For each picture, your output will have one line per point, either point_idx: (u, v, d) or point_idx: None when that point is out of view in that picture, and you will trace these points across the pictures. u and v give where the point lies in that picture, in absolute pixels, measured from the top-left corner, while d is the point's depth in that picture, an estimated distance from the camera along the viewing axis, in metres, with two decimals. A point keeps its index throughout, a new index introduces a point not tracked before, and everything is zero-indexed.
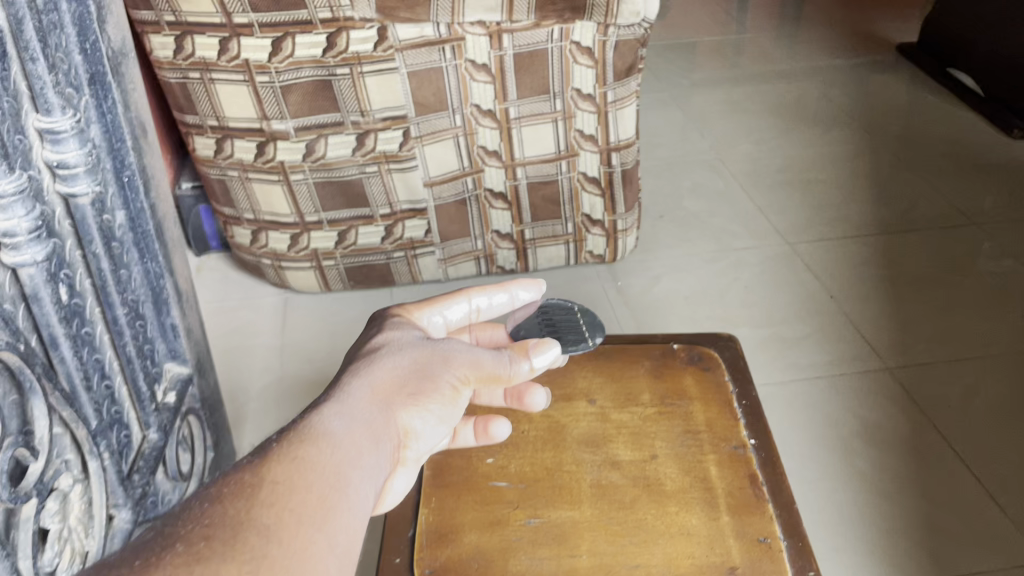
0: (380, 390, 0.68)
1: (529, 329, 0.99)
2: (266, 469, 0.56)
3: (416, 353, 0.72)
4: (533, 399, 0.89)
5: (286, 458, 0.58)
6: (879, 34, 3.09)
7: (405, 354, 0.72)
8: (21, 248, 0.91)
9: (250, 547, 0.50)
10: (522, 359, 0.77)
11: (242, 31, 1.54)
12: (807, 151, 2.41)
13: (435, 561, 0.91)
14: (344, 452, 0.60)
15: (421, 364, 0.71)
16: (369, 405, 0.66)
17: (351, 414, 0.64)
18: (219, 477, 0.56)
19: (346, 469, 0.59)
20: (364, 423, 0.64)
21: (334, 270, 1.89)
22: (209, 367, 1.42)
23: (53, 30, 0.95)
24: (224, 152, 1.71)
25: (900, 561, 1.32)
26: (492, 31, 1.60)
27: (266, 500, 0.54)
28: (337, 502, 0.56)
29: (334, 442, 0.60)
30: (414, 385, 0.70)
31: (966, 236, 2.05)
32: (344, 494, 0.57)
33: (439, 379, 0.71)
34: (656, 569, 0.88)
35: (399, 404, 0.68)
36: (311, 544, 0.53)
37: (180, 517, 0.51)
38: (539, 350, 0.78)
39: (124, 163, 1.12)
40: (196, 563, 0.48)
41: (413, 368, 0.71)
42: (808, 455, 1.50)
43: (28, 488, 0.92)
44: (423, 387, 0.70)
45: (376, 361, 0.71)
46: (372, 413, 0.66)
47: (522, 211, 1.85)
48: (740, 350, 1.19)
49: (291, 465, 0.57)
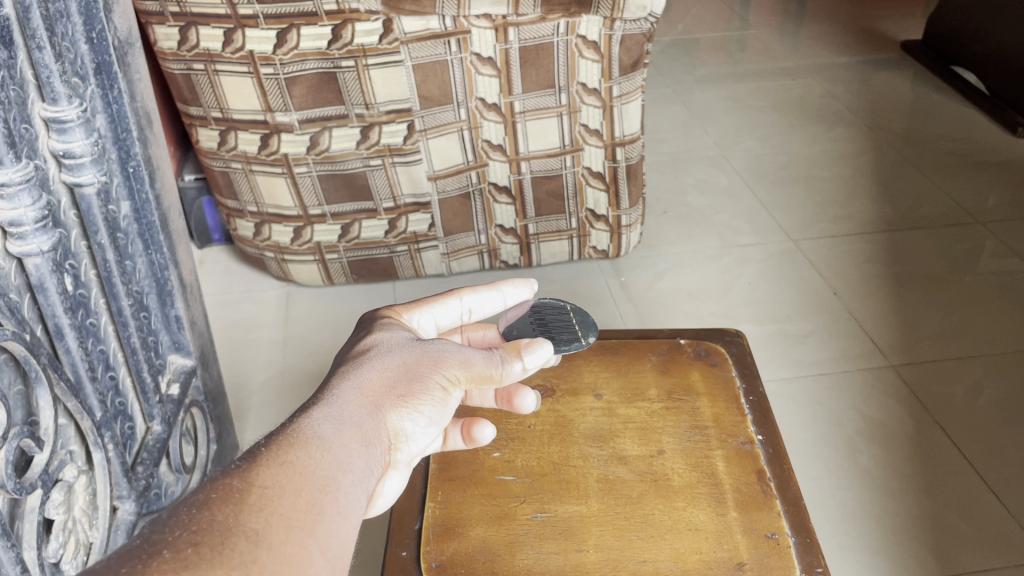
0: (369, 392, 0.66)
1: (522, 328, 0.95)
2: (255, 472, 0.55)
3: (405, 354, 0.71)
4: (523, 400, 0.83)
5: (275, 462, 0.56)
6: (882, 31, 3.09)
7: (394, 356, 0.70)
8: (27, 237, 0.90)
9: (238, 552, 0.49)
10: (514, 358, 0.74)
11: (247, 22, 1.53)
12: (811, 148, 2.41)
13: (442, 554, 0.90)
14: (334, 456, 0.59)
15: (410, 365, 0.70)
16: (358, 408, 0.65)
17: (339, 417, 0.63)
18: (206, 482, 0.54)
19: (336, 473, 0.58)
20: (352, 426, 0.63)
21: (338, 264, 1.89)
22: (213, 359, 1.42)
23: (59, 20, 0.94)
24: (228, 144, 1.70)
25: (904, 558, 1.32)
26: (498, 24, 1.59)
27: (255, 505, 0.52)
28: (328, 506, 0.55)
29: (324, 446, 0.59)
30: (403, 387, 0.68)
31: (970, 233, 2.05)
32: (333, 497, 0.56)
33: (429, 381, 0.69)
34: (664, 564, 0.87)
35: (387, 406, 0.66)
36: (301, 549, 0.51)
37: (166, 524, 0.50)
38: (532, 350, 0.75)
39: (129, 153, 1.11)
40: (185, 571, 0.46)
41: (402, 370, 0.69)
42: (812, 452, 1.50)
43: (33, 479, 0.92)
44: (412, 389, 0.68)
45: (364, 363, 0.69)
46: (360, 417, 0.64)
47: (526, 206, 1.84)
48: (747, 345, 1.18)
49: (281, 469, 0.55)
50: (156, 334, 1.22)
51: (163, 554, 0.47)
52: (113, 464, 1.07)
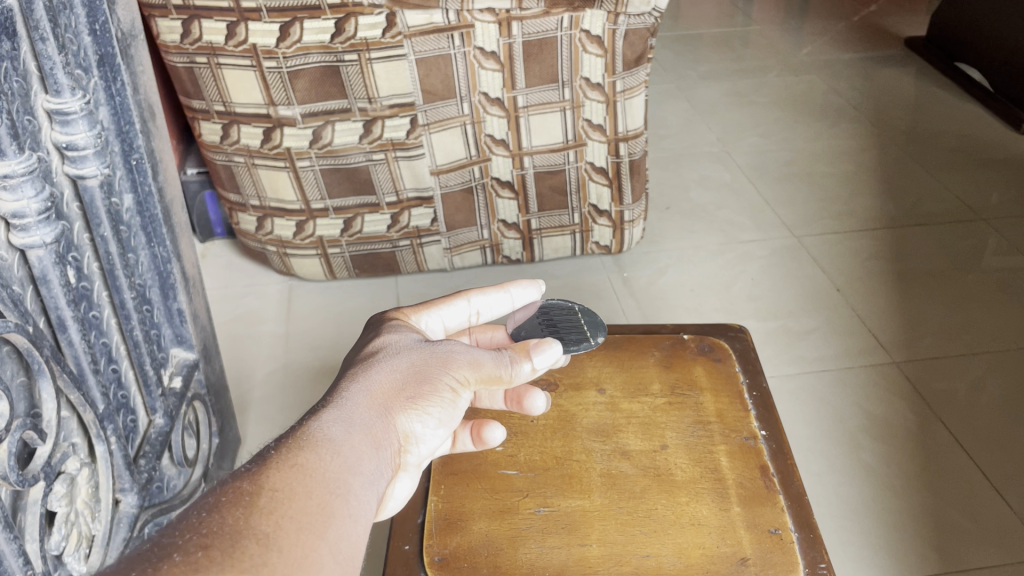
0: (378, 394, 0.66)
1: (529, 330, 0.95)
2: (267, 474, 0.54)
3: (414, 356, 0.70)
4: (532, 402, 0.83)
5: (285, 465, 0.56)
6: (886, 27, 3.08)
7: (404, 357, 0.70)
8: (30, 229, 0.90)
9: (249, 555, 0.48)
10: (523, 358, 0.74)
11: (250, 15, 1.53)
12: (815, 145, 2.40)
13: (445, 548, 0.90)
14: (344, 457, 0.59)
15: (419, 367, 0.69)
16: (367, 410, 0.64)
17: (348, 420, 0.62)
18: (217, 484, 0.54)
19: (347, 475, 0.57)
20: (362, 429, 0.63)
21: (340, 258, 1.88)
22: (214, 353, 1.41)
23: (63, 11, 0.94)
24: (230, 137, 1.70)
25: (906, 554, 1.32)
26: (502, 18, 1.59)
27: (265, 508, 0.52)
28: (339, 508, 0.55)
29: (334, 448, 0.59)
30: (412, 389, 0.68)
31: (974, 231, 2.04)
32: (344, 500, 0.56)
33: (438, 382, 0.69)
34: (667, 559, 0.87)
35: (397, 408, 0.66)
36: (312, 551, 0.51)
37: (176, 527, 0.49)
38: (541, 349, 0.74)
39: (133, 146, 1.11)
40: (194, 571, 0.46)
41: (412, 371, 0.69)
42: (815, 449, 1.50)
43: (36, 471, 0.92)
44: (422, 391, 0.68)
45: (374, 365, 0.69)
46: (370, 419, 0.64)
47: (529, 201, 1.84)
48: (750, 341, 1.18)
49: (291, 471, 0.55)
50: (159, 327, 1.22)
51: (173, 556, 0.46)
52: (116, 457, 1.07)
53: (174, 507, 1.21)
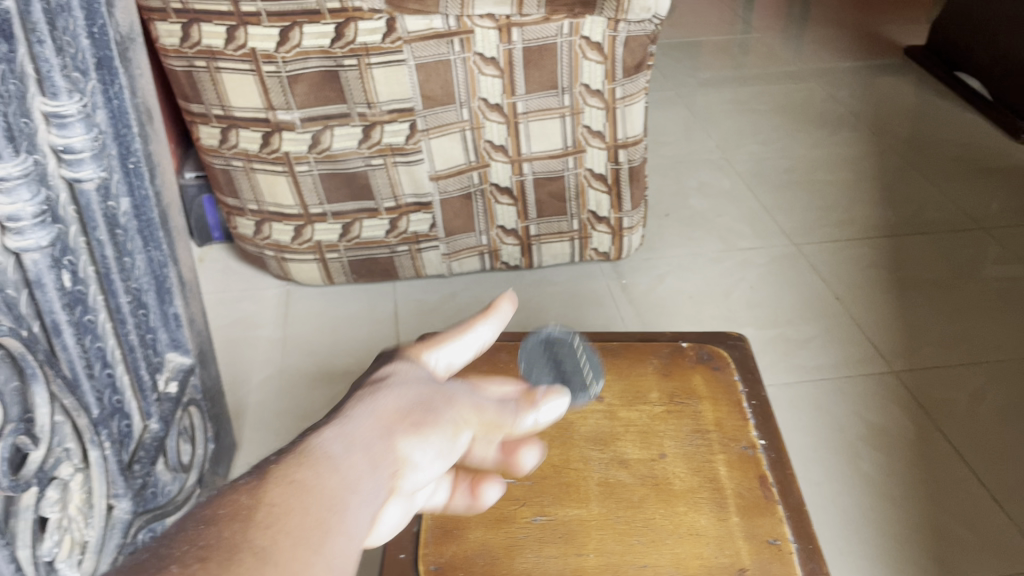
0: (383, 418, 0.51)
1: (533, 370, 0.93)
2: (271, 484, 0.43)
3: (425, 385, 0.56)
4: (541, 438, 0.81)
5: (281, 481, 0.43)
6: (885, 36, 3.08)
7: (416, 384, 0.56)
8: (25, 232, 0.90)
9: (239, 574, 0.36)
10: (530, 412, 0.62)
11: (249, 19, 1.52)
12: (814, 153, 2.40)
13: (440, 557, 0.90)
14: (350, 481, 0.45)
15: (434, 398, 0.55)
16: (371, 434, 0.49)
17: (354, 439, 0.48)
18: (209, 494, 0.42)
19: (353, 503, 0.44)
20: (367, 452, 0.48)
21: (338, 263, 1.87)
22: (211, 357, 1.40)
23: (61, 13, 0.94)
24: (229, 142, 1.69)
25: (905, 565, 1.31)
26: (502, 24, 1.58)
27: (257, 525, 0.40)
28: (341, 536, 0.42)
29: (337, 466, 0.45)
30: (423, 418, 0.53)
31: (973, 240, 2.04)
32: (346, 529, 0.42)
33: (452, 419, 0.55)
34: (664, 569, 0.87)
35: (407, 438, 0.51)
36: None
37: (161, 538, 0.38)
38: (551, 403, 0.62)
39: (130, 150, 1.10)
40: None
41: (425, 400, 0.54)
42: (814, 458, 1.49)
43: (28, 477, 0.91)
44: (431, 426, 0.53)
45: (380, 388, 0.54)
46: (374, 441, 0.49)
47: (527, 207, 1.83)
48: (749, 349, 1.18)
49: (289, 489, 0.42)
50: (156, 331, 1.22)
51: None
52: (110, 462, 1.06)
53: (169, 513, 1.21)
